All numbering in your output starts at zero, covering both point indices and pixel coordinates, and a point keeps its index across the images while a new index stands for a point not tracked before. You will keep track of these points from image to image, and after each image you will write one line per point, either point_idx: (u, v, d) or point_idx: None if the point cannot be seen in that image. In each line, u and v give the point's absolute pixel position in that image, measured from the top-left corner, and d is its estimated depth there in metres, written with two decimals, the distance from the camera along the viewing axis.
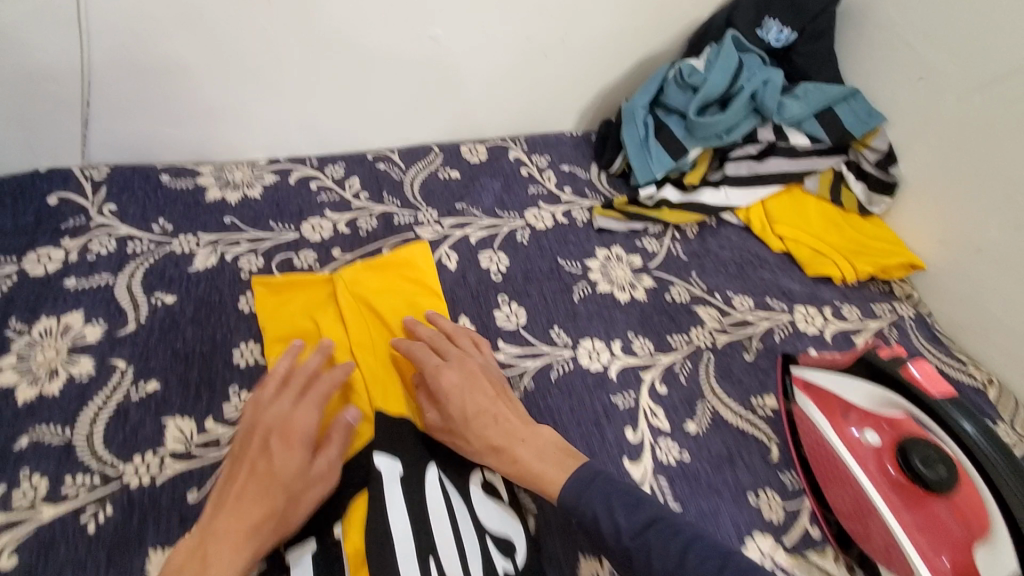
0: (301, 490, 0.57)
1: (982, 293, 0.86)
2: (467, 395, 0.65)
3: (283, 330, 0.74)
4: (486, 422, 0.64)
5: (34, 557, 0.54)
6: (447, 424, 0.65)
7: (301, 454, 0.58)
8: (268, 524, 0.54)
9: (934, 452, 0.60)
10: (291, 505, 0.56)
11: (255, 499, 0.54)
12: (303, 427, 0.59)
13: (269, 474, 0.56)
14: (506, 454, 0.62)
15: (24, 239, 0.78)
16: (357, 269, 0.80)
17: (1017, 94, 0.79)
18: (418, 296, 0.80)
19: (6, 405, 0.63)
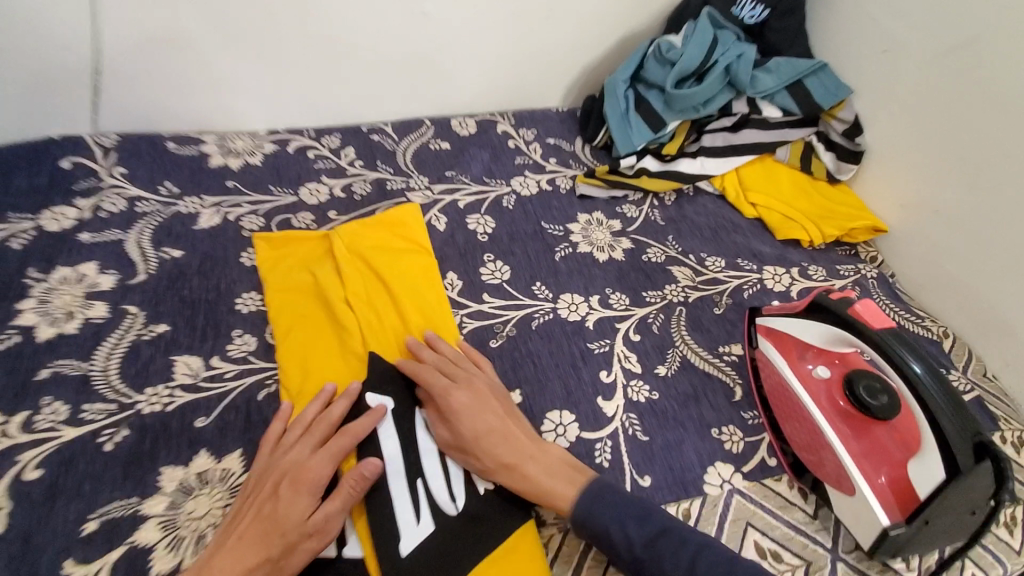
0: (301, 539, 0.55)
1: (939, 251, 0.92)
2: (477, 415, 0.63)
3: (283, 279, 0.79)
4: (497, 440, 0.62)
5: (57, 470, 0.60)
6: (457, 441, 0.63)
7: (307, 503, 0.56)
8: (261, 568, 0.53)
9: (878, 384, 0.66)
10: (288, 556, 0.54)
11: (255, 543, 0.54)
12: (315, 477, 0.58)
13: (271, 522, 0.55)
14: (519, 472, 0.61)
15: (39, 198, 0.83)
16: (351, 226, 0.85)
17: (969, 61, 0.84)
18: (410, 251, 0.85)
19: (28, 342, 0.69)
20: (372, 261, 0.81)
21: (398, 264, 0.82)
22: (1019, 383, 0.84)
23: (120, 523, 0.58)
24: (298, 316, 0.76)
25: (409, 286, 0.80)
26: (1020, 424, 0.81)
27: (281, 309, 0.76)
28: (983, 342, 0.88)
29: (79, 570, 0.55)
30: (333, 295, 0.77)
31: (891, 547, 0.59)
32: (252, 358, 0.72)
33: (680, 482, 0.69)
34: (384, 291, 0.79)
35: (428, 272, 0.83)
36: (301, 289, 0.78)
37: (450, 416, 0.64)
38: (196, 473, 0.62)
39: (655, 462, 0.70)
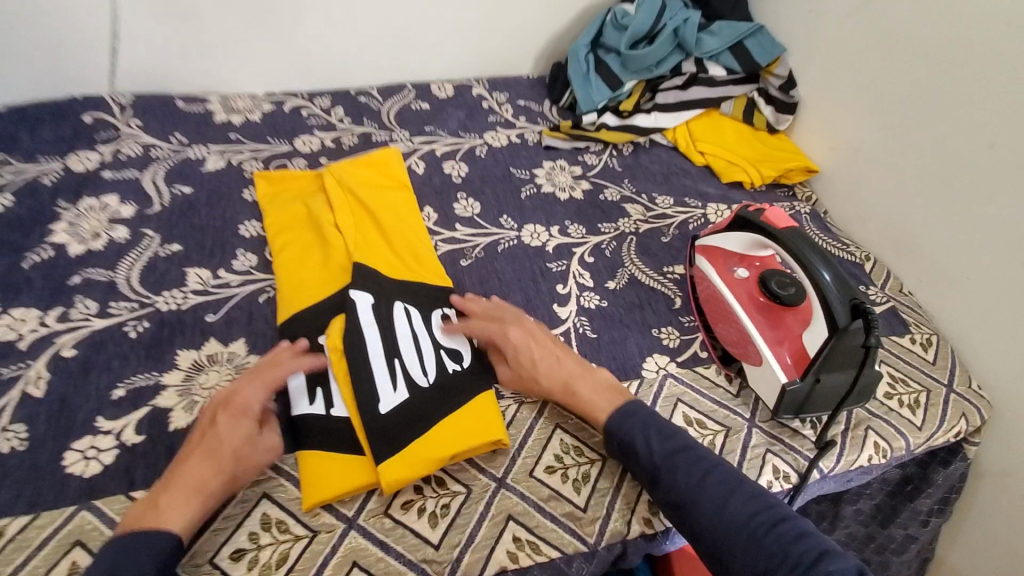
0: (246, 456, 0.61)
1: (861, 185, 1.04)
2: (532, 346, 0.72)
3: (278, 209, 0.90)
4: (553, 363, 0.72)
5: (91, 350, 0.72)
6: (518, 374, 0.72)
7: (246, 424, 0.62)
8: (216, 482, 0.59)
9: (787, 278, 0.77)
10: (236, 468, 0.60)
11: (203, 463, 0.59)
12: (250, 402, 0.64)
13: (214, 442, 0.60)
14: (574, 392, 0.70)
15: (66, 145, 0.96)
16: (337, 165, 0.95)
17: (875, 15, 0.97)
18: (390, 186, 0.94)
19: (61, 256, 0.81)
20: (356, 192, 0.91)
21: (380, 196, 0.92)
22: (930, 295, 0.96)
23: (144, 390, 0.69)
24: (292, 238, 0.86)
25: (389, 214, 0.90)
26: (929, 328, 0.93)
27: (277, 233, 0.87)
28: (900, 262, 1.00)
29: (111, 424, 0.66)
30: (320, 220, 0.87)
31: (790, 403, 0.73)
32: (253, 271, 0.83)
33: (621, 368, 0.80)
34: (368, 217, 0.89)
35: (407, 204, 0.93)
36: (293, 217, 0.89)
37: (509, 350, 0.72)
38: (207, 354, 0.73)
39: (601, 353, 0.81)
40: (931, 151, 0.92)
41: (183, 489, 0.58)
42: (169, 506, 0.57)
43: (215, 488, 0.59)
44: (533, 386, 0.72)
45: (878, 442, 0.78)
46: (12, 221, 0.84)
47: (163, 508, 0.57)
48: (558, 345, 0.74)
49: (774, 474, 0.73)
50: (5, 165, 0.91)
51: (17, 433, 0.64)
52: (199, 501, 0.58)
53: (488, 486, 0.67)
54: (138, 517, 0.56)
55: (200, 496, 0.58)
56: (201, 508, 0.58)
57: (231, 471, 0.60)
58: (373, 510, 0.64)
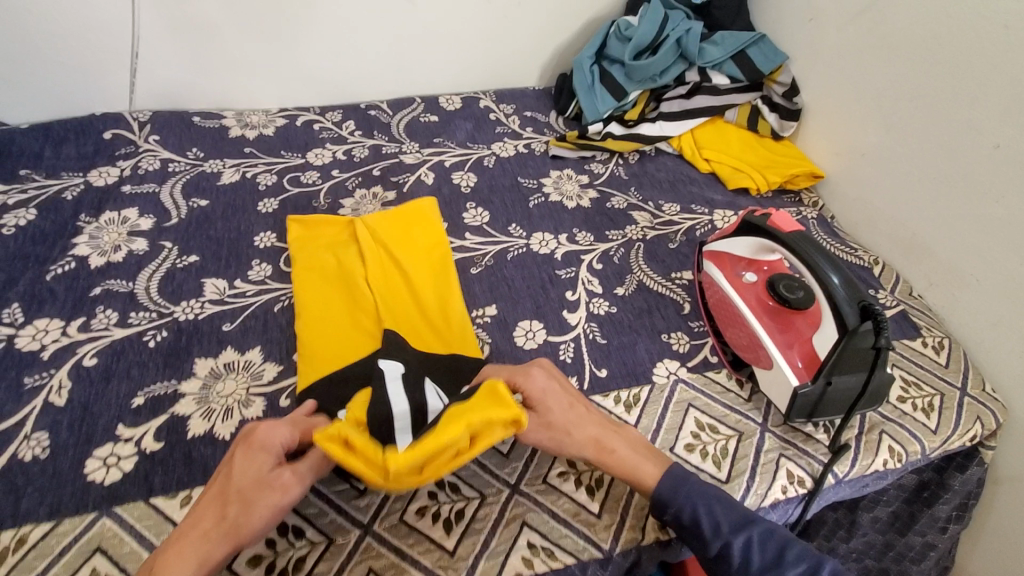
0: (255, 498, 0.54)
1: (868, 191, 1.05)
2: (556, 394, 0.66)
3: (308, 257, 0.87)
4: (581, 415, 0.66)
5: (111, 358, 0.73)
6: (549, 427, 0.64)
7: (261, 462, 0.56)
8: (220, 531, 0.53)
9: (796, 282, 0.79)
10: (242, 513, 0.54)
11: (213, 511, 0.54)
12: (268, 440, 0.57)
13: (226, 485, 0.55)
14: (610, 448, 0.64)
15: (87, 161, 0.99)
16: (372, 216, 0.93)
17: (874, 21, 0.99)
18: (428, 242, 0.91)
19: (83, 267, 0.83)
20: (391, 251, 0.88)
21: (416, 259, 0.88)
22: (940, 298, 0.96)
23: (163, 398, 0.71)
24: (321, 295, 0.82)
25: (424, 275, 0.87)
26: (940, 331, 0.92)
27: (305, 284, 0.83)
28: (908, 265, 1.00)
29: (131, 431, 0.67)
30: (355, 280, 0.84)
31: (802, 406, 0.73)
32: (269, 281, 0.85)
33: (631, 373, 0.81)
34: (400, 276, 0.86)
35: (444, 262, 0.89)
36: (323, 268, 0.86)
37: (533, 399, 0.65)
38: (224, 362, 0.75)
39: (611, 358, 0.82)
40: (935, 154, 0.93)
41: (188, 540, 0.53)
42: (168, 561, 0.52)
43: (218, 541, 0.53)
44: (562, 443, 0.64)
45: (893, 446, 0.78)
46: (36, 235, 0.86)
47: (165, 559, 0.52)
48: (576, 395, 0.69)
49: (789, 479, 0.72)
50: (29, 180, 0.94)
51: (40, 441, 0.66)
52: (202, 555, 0.52)
53: (502, 491, 0.67)
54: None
55: (201, 548, 0.52)
56: (201, 563, 0.52)
57: (236, 517, 0.53)
58: (388, 516, 0.64)
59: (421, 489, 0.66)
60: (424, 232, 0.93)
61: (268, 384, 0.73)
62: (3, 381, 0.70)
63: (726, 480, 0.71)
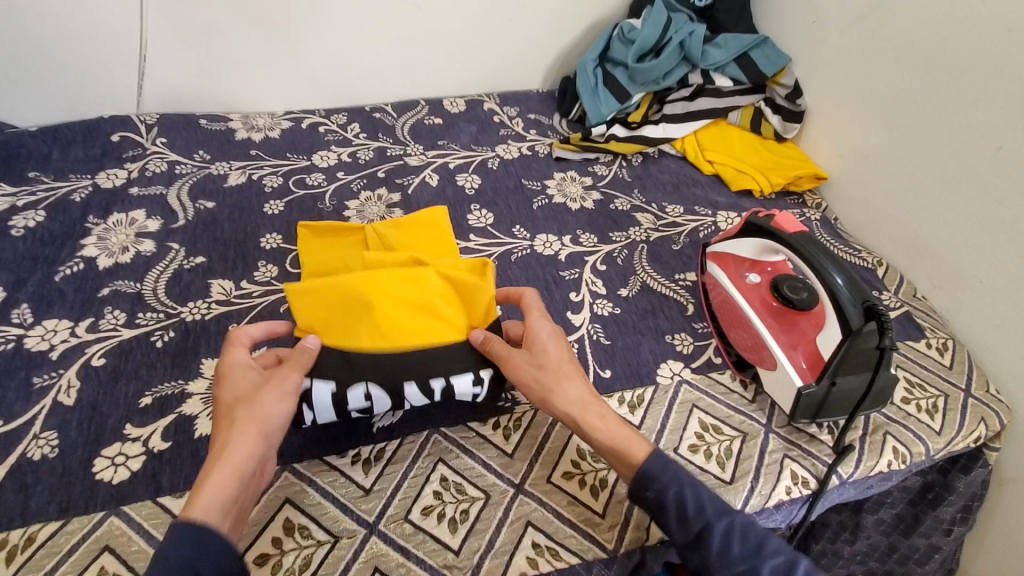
0: (254, 398, 0.60)
1: (871, 193, 1.05)
2: (559, 344, 0.70)
3: (316, 265, 0.82)
4: (574, 370, 0.68)
5: (118, 359, 0.74)
6: (540, 369, 0.68)
7: (245, 377, 0.62)
8: (238, 436, 0.57)
9: (800, 283, 0.79)
10: (247, 416, 0.58)
11: (220, 432, 0.58)
12: (235, 362, 0.63)
13: (222, 410, 0.60)
14: (593, 408, 0.66)
15: (95, 163, 0.99)
16: (384, 225, 0.86)
17: (877, 23, 0.99)
18: (443, 252, 0.84)
19: (91, 269, 0.84)
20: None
21: (429, 269, 0.82)
22: (944, 299, 0.95)
23: (171, 398, 0.71)
24: None
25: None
26: (944, 333, 0.92)
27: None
28: (912, 266, 1.00)
29: (139, 431, 0.68)
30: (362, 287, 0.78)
31: (806, 407, 0.73)
32: (275, 282, 0.86)
33: (635, 374, 0.81)
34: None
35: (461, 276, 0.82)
36: (331, 277, 0.80)
37: (533, 340, 0.70)
38: None
39: (615, 359, 0.82)
40: (938, 155, 0.93)
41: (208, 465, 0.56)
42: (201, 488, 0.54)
43: (238, 448, 0.57)
44: (546, 387, 0.67)
45: (897, 447, 0.78)
46: (45, 236, 0.87)
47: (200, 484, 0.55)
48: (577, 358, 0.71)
49: (793, 479, 0.72)
50: (38, 182, 0.95)
51: (49, 440, 0.66)
52: (231, 460, 0.56)
53: (506, 491, 0.67)
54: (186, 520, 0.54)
55: (228, 458, 0.56)
56: (232, 469, 0.55)
57: (247, 419, 0.58)
58: (393, 516, 0.64)
59: (426, 489, 0.67)
60: (437, 240, 0.87)
61: None
62: (13, 380, 0.71)
63: (730, 481, 0.71)
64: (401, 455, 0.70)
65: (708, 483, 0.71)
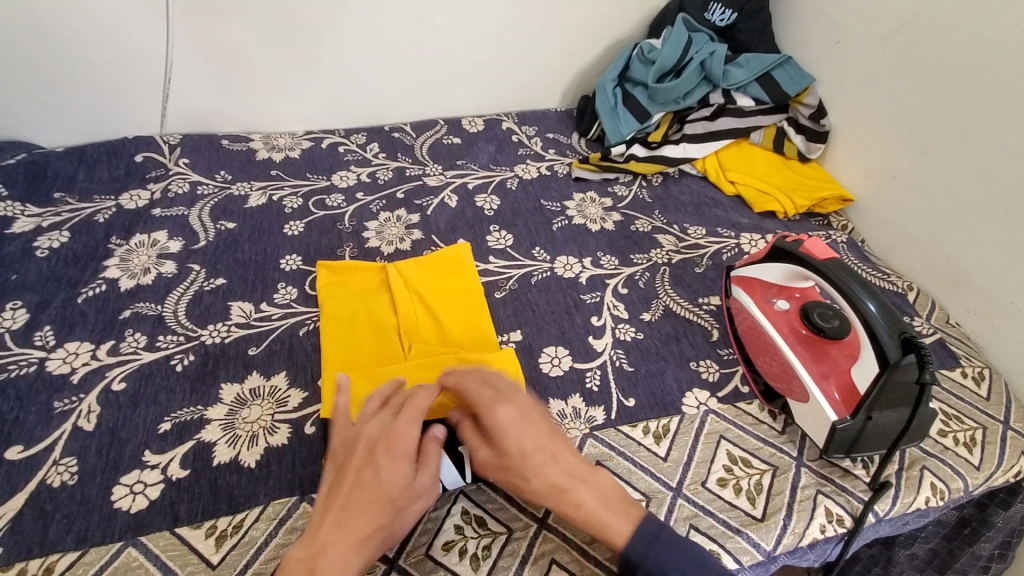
0: (406, 501, 0.57)
1: (900, 216, 1.03)
2: (522, 432, 0.62)
3: (337, 309, 0.83)
4: (545, 461, 0.61)
5: (138, 383, 0.74)
6: (502, 461, 0.62)
7: (407, 467, 0.58)
8: (378, 534, 0.55)
9: (830, 310, 0.76)
10: (398, 519, 0.56)
11: (365, 513, 0.55)
12: (408, 447, 0.59)
13: (377, 490, 0.56)
14: (571, 498, 0.59)
15: (118, 184, 1.00)
16: (405, 262, 0.90)
17: (905, 43, 0.97)
18: (465, 289, 0.87)
19: (113, 290, 0.84)
20: (426, 300, 0.85)
21: (452, 314, 0.84)
22: (979, 326, 0.92)
23: (190, 424, 0.70)
24: (349, 348, 0.79)
25: (462, 328, 0.82)
26: (980, 361, 0.89)
27: (335, 339, 0.79)
28: (944, 292, 0.97)
29: (158, 458, 0.67)
30: (385, 332, 0.80)
31: (841, 442, 0.70)
32: (294, 304, 0.85)
33: (660, 403, 0.79)
34: (436, 330, 0.82)
35: (483, 312, 0.85)
36: (354, 321, 0.82)
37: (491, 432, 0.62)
38: (250, 388, 0.75)
39: (638, 387, 0.80)
40: (972, 178, 0.90)
41: (348, 545, 0.53)
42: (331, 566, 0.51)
43: (374, 542, 0.54)
44: (515, 482, 0.61)
45: (934, 482, 0.74)
46: (68, 257, 0.88)
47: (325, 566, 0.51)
48: (555, 438, 0.63)
49: (828, 517, 0.69)
50: (63, 204, 0.96)
51: (69, 466, 0.66)
52: (364, 557, 0.53)
53: (529, 525, 0.65)
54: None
55: (362, 551, 0.53)
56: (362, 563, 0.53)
57: (393, 521, 0.56)
58: (413, 551, 0.62)
59: (449, 522, 0.65)
60: (459, 275, 0.89)
61: (295, 411, 0.73)
62: (33, 404, 0.71)
63: (761, 518, 0.68)
64: None
65: (738, 519, 0.68)
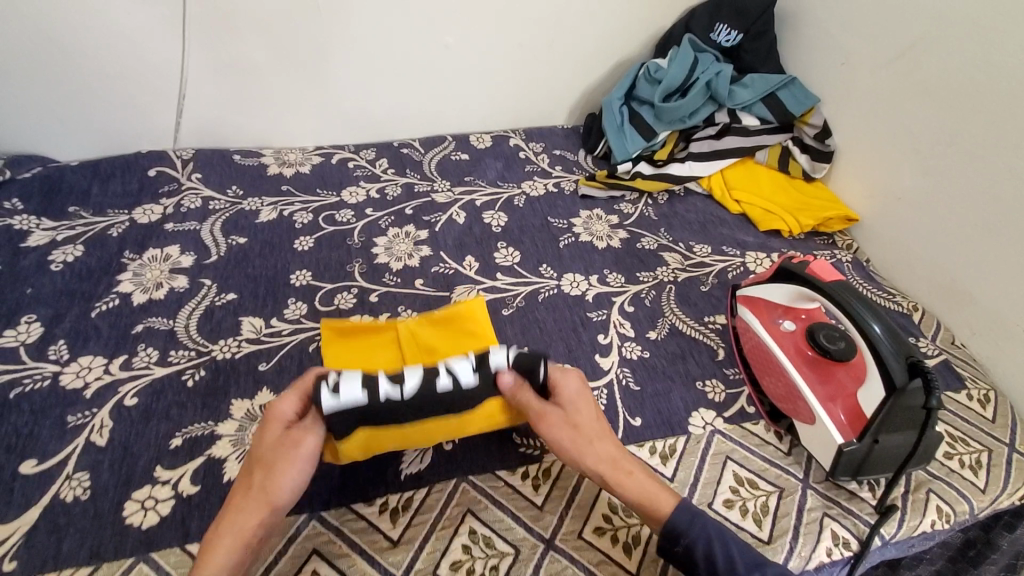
0: (274, 467, 0.60)
1: (904, 235, 1.04)
2: (589, 403, 0.68)
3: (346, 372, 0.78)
4: (605, 433, 0.67)
5: (150, 398, 0.74)
6: (574, 425, 0.66)
7: (275, 434, 0.62)
8: (248, 502, 0.58)
9: (837, 332, 0.77)
10: (267, 483, 0.59)
11: (240, 491, 0.59)
12: (280, 416, 0.63)
13: (251, 461, 0.61)
14: (625, 467, 0.65)
15: (132, 199, 1.02)
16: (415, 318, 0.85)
17: (909, 66, 0.98)
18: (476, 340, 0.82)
19: (126, 304, 0.85)
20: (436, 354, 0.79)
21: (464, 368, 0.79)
22: (984, 348, 0.93)
23: (201, 439, 0.71)
24: None
25: None
26: (986, 383, 0.89)
27: None
28: (948, 311, 0.98)
29: (169, 473, 0.68)
30: None
31: (848, 465, 0.70)
32: (303, 320, 0.86)
33: (666, 423, 0.79)
34: None
35: None
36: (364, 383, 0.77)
37: (565, 398, 0.67)
38: (259, 404, 0.75)
39: (645, 407, 0.80)
40: (976, 200, 0.91)
41: (224, 518, 0.58)
42: (212, 537, 0.56)
43: (248, 513, 0.57)
44: (580, 451, 0.65)
45: (941, 506, 0.74)
46: (82, 271, 0.89)
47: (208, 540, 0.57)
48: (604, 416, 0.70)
49: (834, 540, 0.69)
50: (77, 217, 0.97)
51: (82, 481, 0.66)
52: (236, 530, 0.56)
53: (536, 546, 0.66)
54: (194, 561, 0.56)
55: (234, 525, 0.57)
56: (244, 539, 0.56)
57: (261, 488, 0.59)
58: (420, 571, 0.63)
59: (455, 542, 0.65)
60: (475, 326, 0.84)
61: None
62: (47, 418, 0.72)
63: (768, 540, 0.68)
64: (429, 504, 0.68)
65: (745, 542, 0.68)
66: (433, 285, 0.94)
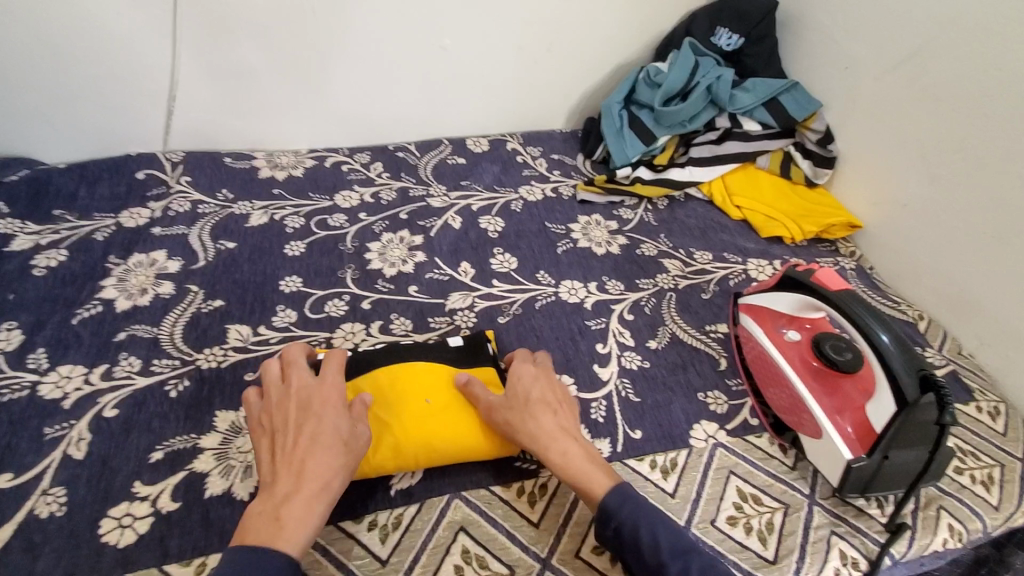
0: (354, 445, 0.62)
1: (911, 244, 1.01)
2: (533, 380, 0.70)
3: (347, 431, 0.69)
4: (553, 408, 0.68)
5: (131, 410, 0.72)
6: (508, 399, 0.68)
7: (347, 415, 0.63)
8: (335, 479, 0.58)
9: (843, 343, 0.74)
10: (350, 460, 0.60)
11: (320, 466, 0.58)
12: (336, 397, 0.64)
13: (327, 435, 0.60)
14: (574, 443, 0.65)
15: (118, 202, 0.99)
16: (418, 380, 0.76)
17: (915, 71, 0.96)
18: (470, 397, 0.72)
19: (109, 311, 0.83)
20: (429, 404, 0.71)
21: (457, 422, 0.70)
22: (992, 359, 0.91)
23: (183, 453, 0.68)
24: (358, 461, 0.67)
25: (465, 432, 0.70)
26: (995, 395, 0.87)
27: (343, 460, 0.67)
28: (956, 321, 0.95)
29: (148, 490, 0.65)
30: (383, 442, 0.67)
31: (856, 482, 0.68)
32: (293, 328, 0.84)
33: (668, 436, 0.76)
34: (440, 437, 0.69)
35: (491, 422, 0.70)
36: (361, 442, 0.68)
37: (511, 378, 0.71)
38: (245, 416, 0.72)
39: (645, 419, 0.78)
40: (986, 208, 0.89)
41: (308, 490, 0.56)
42: (294, 513, 0.55)
43: (336, 483, 0.58)
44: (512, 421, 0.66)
45: (952, 523, 0.71)
46: (65, 277, 0.86)
47: (285, 516, 0.55)
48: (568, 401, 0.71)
49: (842, 560, 0.67)
50: (62, 221, 0.95)
51: (57, 497, 0.63)
52: (323, 504, 0.57)
53: (532, 567, 0.63)
54: (265, 536, 0.53)
55: (323, 497, 0.57)
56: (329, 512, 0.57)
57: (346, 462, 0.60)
58: None
59: (446, 564, 0.62)
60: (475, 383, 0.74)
61: None
62: (25, 430, 0.69)
63: (773, 560, 0.66)
64: (419, 523, 0.65)
65: (749, 562, 0.65)
66: (428, 292, 0.92)
